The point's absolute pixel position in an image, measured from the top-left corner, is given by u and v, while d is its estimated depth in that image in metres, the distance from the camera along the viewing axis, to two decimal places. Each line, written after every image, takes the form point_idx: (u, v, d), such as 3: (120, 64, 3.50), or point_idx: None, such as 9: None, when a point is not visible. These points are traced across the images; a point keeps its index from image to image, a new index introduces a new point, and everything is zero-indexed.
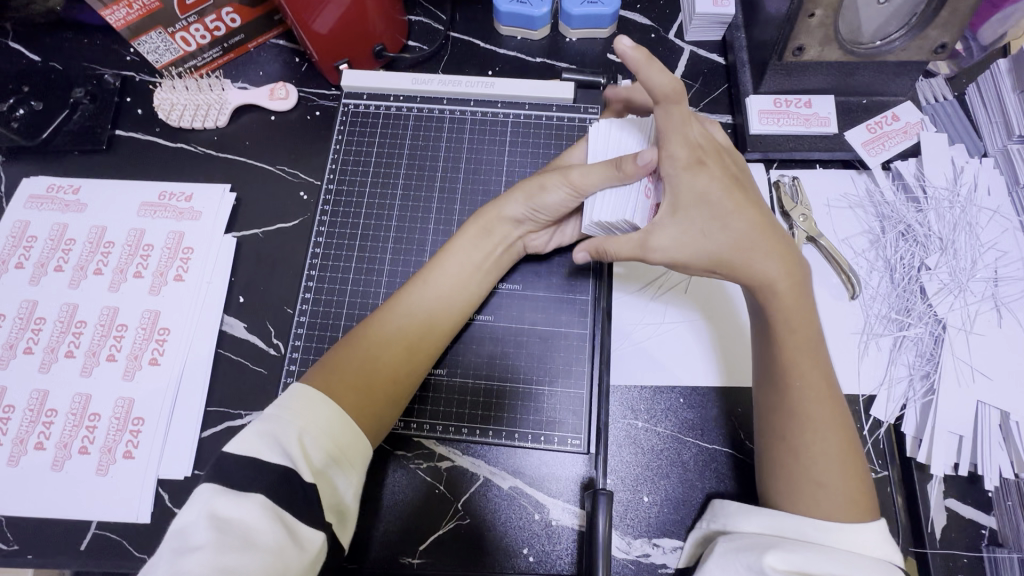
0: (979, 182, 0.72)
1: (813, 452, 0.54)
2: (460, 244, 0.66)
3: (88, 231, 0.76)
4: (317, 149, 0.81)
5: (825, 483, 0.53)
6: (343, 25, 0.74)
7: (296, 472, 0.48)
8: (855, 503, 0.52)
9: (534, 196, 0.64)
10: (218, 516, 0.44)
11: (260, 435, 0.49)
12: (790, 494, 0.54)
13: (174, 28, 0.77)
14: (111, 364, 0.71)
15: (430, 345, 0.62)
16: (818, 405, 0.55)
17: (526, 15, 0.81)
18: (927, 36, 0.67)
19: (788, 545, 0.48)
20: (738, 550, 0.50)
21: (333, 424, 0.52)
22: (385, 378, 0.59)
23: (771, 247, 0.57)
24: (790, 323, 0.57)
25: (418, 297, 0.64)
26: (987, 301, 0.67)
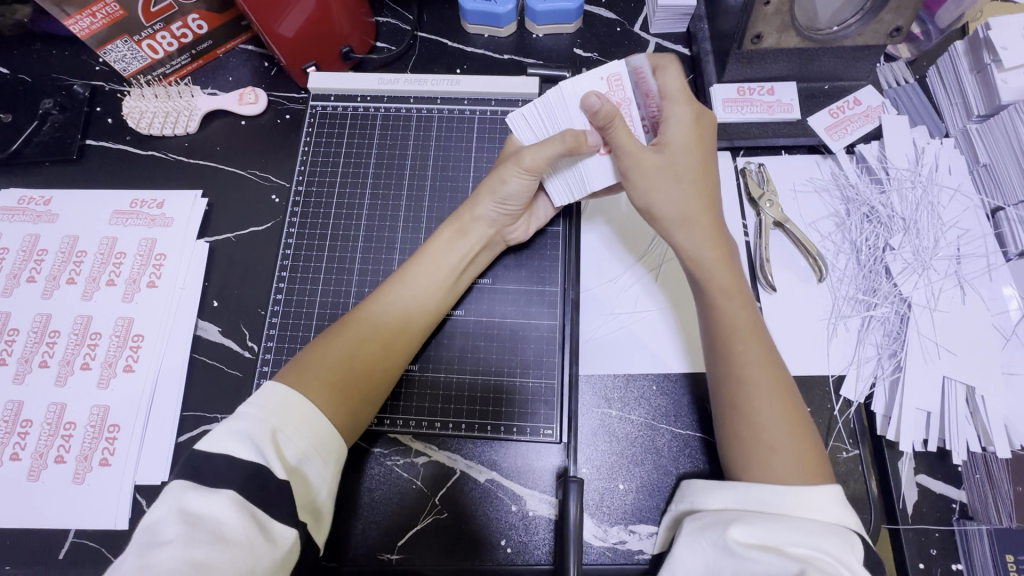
0: (940, 162, 0.74)
1: (763, 413, 0.55)
2: (436, 245, 0.67)
3: (60, 241, 0.76)
4: (287, 152, 0.81)
5: (777, 445, 0.54)
6: (309, 27, 0.74)
7: (269, 468, 0.48)
8: (806, 464, 0.52)
9: (495, 190, 0.66)
10: (189, 512, 0.44)
11: (232, 433, 0.49)
12: (748, 462, 0.54)
13: (141, 36, 0.77)
14: (85, 373, 0.71)
15: (404, 346, 0.63)
16: (766, 371, 0.57)
17: (491, 13, 0.82)
18: (882, 20, 0.68)
19: (751, 517, 0.48)
20: (703, 529, 0.49)
21: (312, 421, 0.52)
22: (362, 377, 0.59)
23: (713, 231, 0.63)
24: (726, 298, 0.61)
25: (392, 299, 0.64)
26: (950, 279, 0.69)
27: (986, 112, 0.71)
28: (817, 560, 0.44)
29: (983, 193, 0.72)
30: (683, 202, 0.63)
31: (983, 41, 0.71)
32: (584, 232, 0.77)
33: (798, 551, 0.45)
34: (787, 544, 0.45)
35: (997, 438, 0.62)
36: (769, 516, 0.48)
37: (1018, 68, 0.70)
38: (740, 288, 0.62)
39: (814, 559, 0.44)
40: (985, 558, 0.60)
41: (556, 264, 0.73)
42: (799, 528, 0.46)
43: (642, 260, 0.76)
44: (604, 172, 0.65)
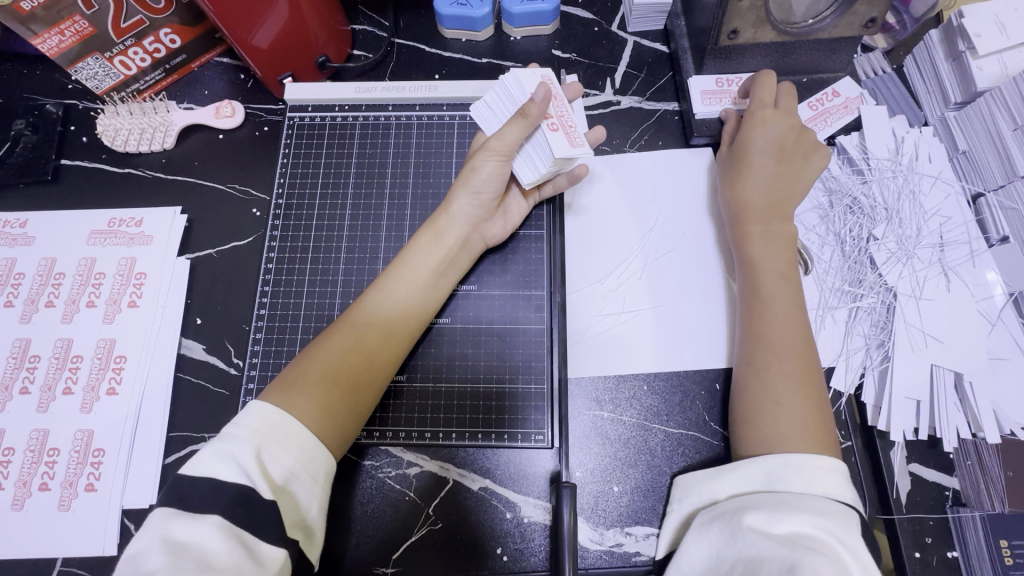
0: (920, 151, 0.74)
1: (779, 380, 0.58)
2: (415, 251, 0.66)
3: (37, 263, 0.75)
4: (267, 164, 0.80)
5: (782, 401, 0.57)
6: (283, 38, 0.73)
7: (255, 489, 0.47)
8: (811, 428, 0.55)
9: (469, 181, 0.66)
10: (173, 540, 0.43)
11: (217, 454, 0.48)
12: (756, 421, 0.57)
13: (112, 53, 0.76)
14: (68, 398, 0.69)
15: (385, 356, 0.62)
16: (787, 335, 0.60)
17: (467, 17, 0.81)
18: (856, 11, 0.68)
19: (760, 506, 0.49)
20: (712, 520, 0.51)
21: (296, 437, 0.52)
22: (347, 389, 0.58)
23: (774, 210, 0.66)
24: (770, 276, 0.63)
25: (376, 306, 0.63)
26: (934, 266, 0.69)
27: (963, 99, 0.71)
28: (818, 543, 0.44)
29: (963, 180, 0.72)
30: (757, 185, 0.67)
31: (957, 29, 0.71)
32: (567, 230, 0.76)
33: (802, 535, 0.45)
34: (791, 532, 0.45)
35: (987, 423, 0.62)
36: (777, 503, 0.49)
37: (993, 54, 0.69)
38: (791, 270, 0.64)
39: (815, 540, 0.44)
40: (980, 546, 0.59)
41: (541, 268, 0.73)
42: (806, 508, 0.47)
43: (626, 260, 0.75)
44: (564, 143, 0.60)
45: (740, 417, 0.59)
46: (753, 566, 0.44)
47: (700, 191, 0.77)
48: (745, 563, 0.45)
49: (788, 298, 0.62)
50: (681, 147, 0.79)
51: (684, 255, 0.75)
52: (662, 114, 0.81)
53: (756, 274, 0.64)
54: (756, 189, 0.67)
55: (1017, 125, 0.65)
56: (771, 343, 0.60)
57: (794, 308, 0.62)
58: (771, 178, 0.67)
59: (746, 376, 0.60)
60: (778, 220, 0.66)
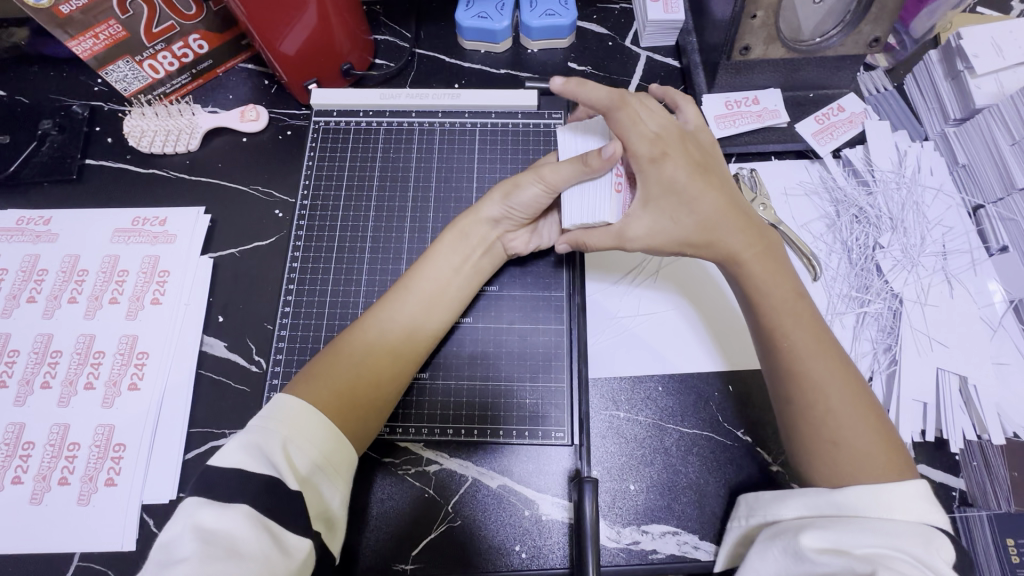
0: (922, 164, 0.77)
1: (829, 405, 0.56)
2: (441, 251, 0.68)
3: (61, 260, 0.76)
4: (289, 168, 0.82)
5: (840, 440, 0.54)
6: (310, 45, 0.76)
7: (281, 480, 0.48)
8: (879, 452, 0.54)
9: (510, 195, 0.68)
10: (203, 528, 0.44)
11: (243, 445, 0.49)
12: (815, 464, 0.55)
13: (142, 56, 0.78)
14: (89, 393, 0.70)
15: (406, 351, 0.63)
16: (815, 355, 0.58)
17: (487, 29, 0.84)
18: (861, 31, 0.72)
19: (825, 523, 0.48)
20: (773, 538, 0.51)
21: (319, 431, 0.52)
22: (370, 383, 0.59)
23: (742, 219, 0.64)
24: (772, 292, 0.61)
25: (400, 305, 0.64)
26: (938, 274, 0.71)
27: (962, 116, 0.75)
28: (887, 558, 0.44)
29: (964, 193, 0.76)
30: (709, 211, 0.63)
31: (955, 50, 0.74)
32: None
33: (878, 554, 0.45)
34: (859, 546, 0.46)
35: (991, 425, 0.65)
36: (845, 521, 0.48)
37: (990, 73, 0.73)
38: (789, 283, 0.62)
39: (890, 558, 0.44)
40: (986, 544, 0.61)
41: (557, 271, 0.74)
42: (875, 529, 0.47)
43: (641, 264, 0.77)
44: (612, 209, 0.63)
45: (802, 458, 0.57)
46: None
47: None
48: None
49: (799, 316, 0.60)
50: None
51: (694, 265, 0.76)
52: None
53: (758, 306, 0.62)
54: (675, 173, 0.62)
55: (1015, 140, 0.69)
56: (803, 379, 0.57)
57: (817, 332, 0.59)
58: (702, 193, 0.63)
59: (788, 415, 0.58)
60: (745, 226, 0.64)
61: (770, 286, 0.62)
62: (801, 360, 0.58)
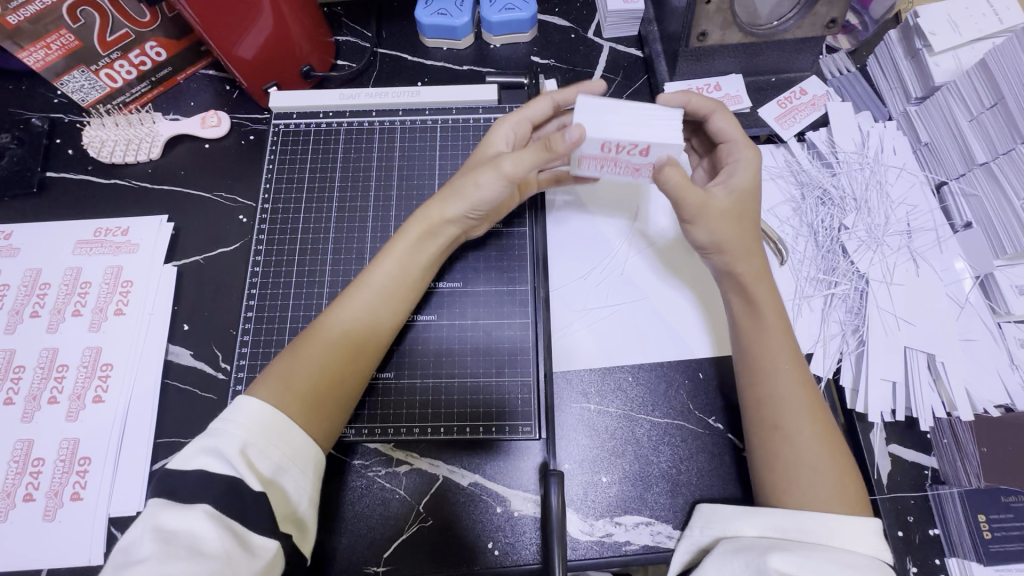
0: (884, 144, 0.77)
1: (803, 436, 0.56)
2: (403, 247, 0.65)
3: (22, 274, 0.75)
4: (253, 172, 0.82)
5: (817, 472, 0.55)
6: (267, 49, 0.75)
7: (243, 482, 0.47)
8: (843, 491, 0.54)
9: (471, 195, 0.64)
10: (163, 528, 0.43)
11: (205, 450, 0.48)
12: (787, 486, 0.55)
13: (98, 66, 0.77)
14: (53, 407, 0.69)
15: (367, 351, 0.62)
16: (800, 390, 0.58)
17: (447, 25, 0.84)
18: (818, 12, 0.71)
19: (789, 547, 0.49)
20: (738, 550, 0.50)
21: (291, 440, 0.52)
22: (330, 382, 0.58)
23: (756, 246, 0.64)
24: (771, 316, 0.62)
25: (358, 300, 0.63)
26: (903, 253, 0.71)
27: (923, 94, 0.75)
28: None
29: (927, 170, 0.75)
30: (738, 235, 0.63)
31: (913, 28, 0.74)
32: (549, 238, 0.78)
33: None
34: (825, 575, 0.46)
35: (960, 403, 0.64)
36: (809, 547, 0.49)
37: (947, 52, 0.72)
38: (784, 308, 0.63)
39: None
40: (959, 521, 0.61)
41: (525, 264, 0.74)
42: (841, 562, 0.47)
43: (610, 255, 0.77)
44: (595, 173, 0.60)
45: (765, 480, 0.57)
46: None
47: None
48: None
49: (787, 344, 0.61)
50: None
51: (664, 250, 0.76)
52: None
53: (761, 347, 0.61)
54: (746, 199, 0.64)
55: (973, 116, 0.69)
56: (782, 404, 0.58)
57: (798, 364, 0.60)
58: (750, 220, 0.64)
59: (761, 438, 0.58)
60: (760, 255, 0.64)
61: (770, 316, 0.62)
62: (788, 390, 0.58)
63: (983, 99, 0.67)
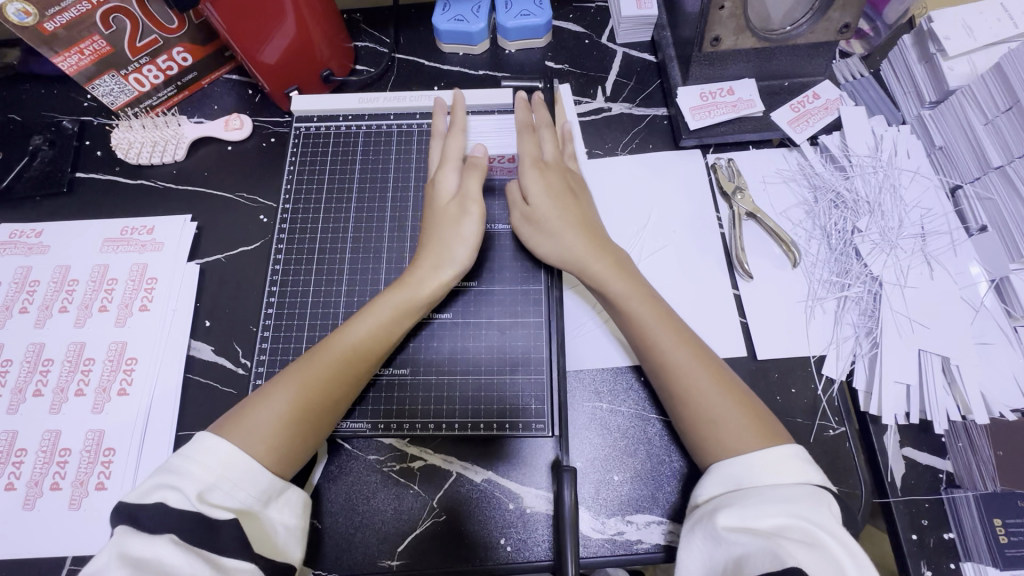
0: (898, 147, 0.77)
1: (702, 399, 0.58)
2: (408, 277, 0.67)
3: (52, 271, 0.78)
4: (274, 173, 0.84)
5: (717, 418, 0.57)
6: (290, 54, 0.78)
7: (206, 514, 0.49)
8: (749, 427, 0.56)
9: (440, 193, 0.71)
10: (130, 555, 0.46)
11: (160, 486, 0.50)
12: (700, 446, 0.58)
13: (127, 70, 0.80)
14: (79, 399, 0.71)
15: (331, 393, 0.60)
16: (683, 354, 0.61)
17: (464, 32, 0.86)
18: (831, 18, 0.72)
19: (732, 500, 0.51)
20: (693, 527, 0.53)
21: (239, 468, 0.53)
22: (318, 403, 0.60)
23: (581, 228, 0.69)
24: (617, 284, 0.66)
25: (355, 327, 0.64)
26: (917, 256, 0.71)
27: (937, 98, 0.75)
28: (792, 529, 0.47)
29: (941, 174, 0.76)
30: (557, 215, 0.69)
31: (926, 33, 0.74)
32: None
33: (779, 527, 0.48)
34: (763, 519, 0.49)
35: (975, 406, 0.64)
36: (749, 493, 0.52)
37: (962, 56, 0.73)
38: (628, 269, 0.67)
39: (795, 530, 0.47)
40: (974, 525, 0.60)
41: (540, 262, 0.75)
42: (774, 498, 0.50)
43: None
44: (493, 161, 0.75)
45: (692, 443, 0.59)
46: (739, 565, 0.46)
47: (691, 191, 0.79)
48: (734, 558, 0.47)
49: (646, 303, 0.65)
50: (670, 149, 0.82)
51: (677, 251, 0.76)
52: (652, 119, 0.84)
53: (628, 315, 0.64)
54: (552, 179, 0.71)
55: (988, 120, 0.69)
56: (674, 375, 0.60)
57: (668, 323, 0.63)
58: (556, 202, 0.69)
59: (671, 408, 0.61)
60: (586, 232, 0.68)
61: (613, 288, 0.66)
62: (675, 357, 0.61)
63: (998, 104, 0.67)
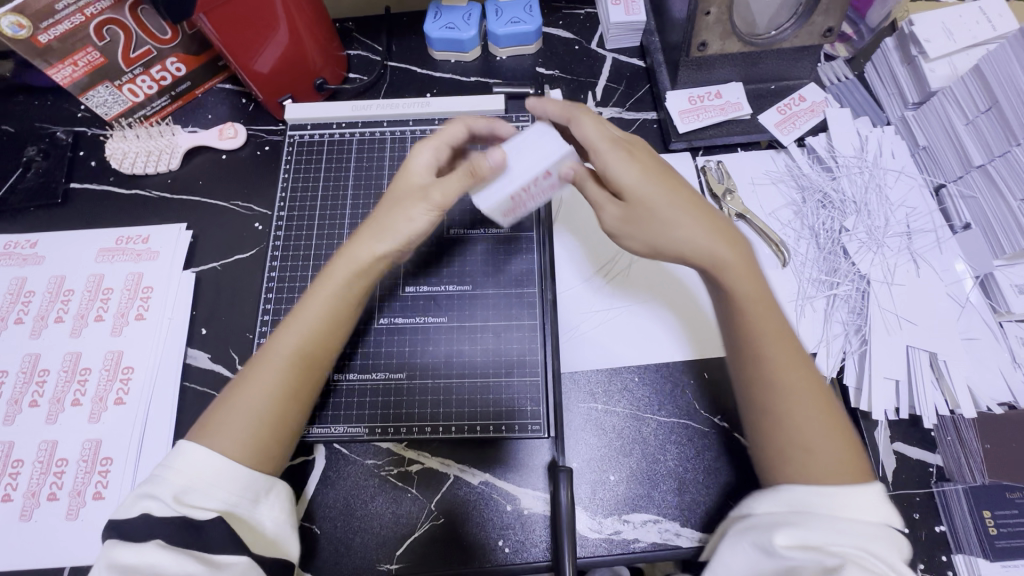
0: (883, 148, 0.79)
1: (798, 420, 0.55)
2: (338, 271, 0.62)
3: (47, 282, 0.78)
4: (268, 181, 0.85)
5: (813, 447, 0.54)
6: (284, 63, 0.79)
7: (193, 518, 0.49)
8: (844, 463, 0.53)
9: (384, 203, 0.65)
10: (119, 563, 0.47)
11: (140, 496, 0.51)
12: (780, 466, 0.55)
13: (121, 81, 0.80)
14: (76, 409, 0.71)
15: (291, 390, 0.58)
16: (789, 368, 0.57)
17: (455, 39, 0.87)
18: (814, 22, 0.73)
19: (800, 519, 0.49)
20: (744, 531, 0.51)
21: (208, 474, 0.53)
22: (273, 402, 0.57)
23: (699, 214, 0.60)
24: (744, 279, 0.59)
25: (293, 320, 0.61)
26: (903, 254, 0.73)
27: (920, 100, 0.77)
28: (857, 557, 0.46)
29: (926, 173, 0.77)
30: (654, 194, 0.60)
31: (909, 36, 0.76)
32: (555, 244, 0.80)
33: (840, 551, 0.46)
34: (830, 544, 0.47)
35: (963, 400, 0.65)
36: (814, 514, 0.49)
37: (943, 58, 0.74)
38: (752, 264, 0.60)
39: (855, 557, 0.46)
40: (965, 518, 0.62)
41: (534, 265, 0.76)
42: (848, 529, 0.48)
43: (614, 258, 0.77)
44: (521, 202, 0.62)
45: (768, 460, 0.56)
46: None
47: None
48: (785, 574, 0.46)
49: (764, 307, 0.59)
50: (660, 152, 0.83)
51: None
52: (642, 123, 0.85)
53: (737, 309, 0.59)
54: (647, 164, 0.62)
55: (969, 120, 0.70)
56: (772, 389, 0.56)
57: (781, 337, 0.58)
58: (647, 185, 0.61)
59: (760, 422, 0.57)
60: (701, 220, 0.60)
61: (738, 286, 0.59)
62: (774, 374, 0.57)
63: (978, 105, 0.68)
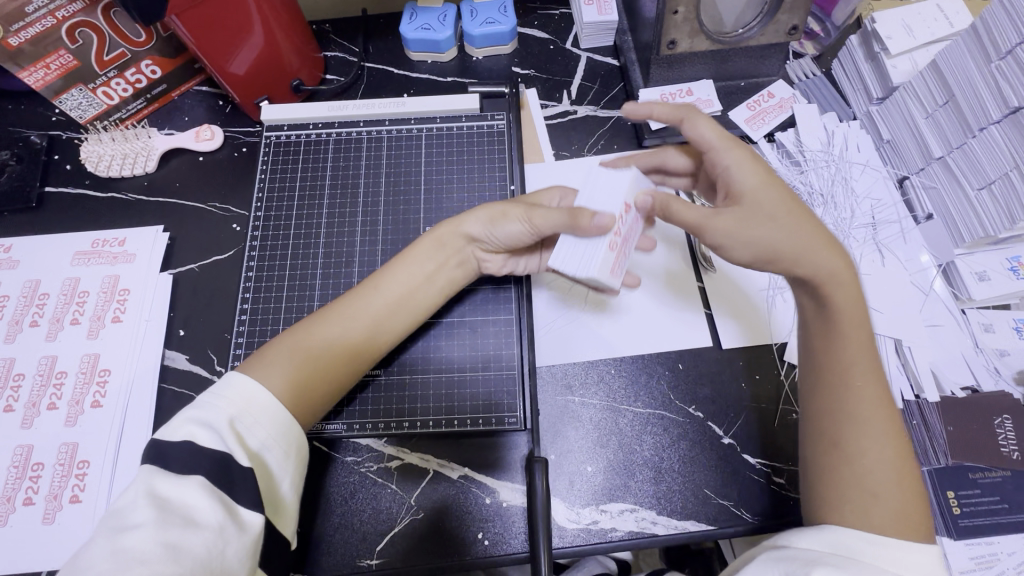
0: (849, 142, 0.81)
1: (870, 461, 0.54)
2: (416, 256, 0.68)
3: (22, 286, 0.77)
4: (245, 182, 0.85)
5: (879, 493, 0.52)
6: (259, 65, 0.79)
7: (233, 456, 0.48)
8: (908, 521, 0.51)
9: (495, 219, 0.66)
10: (157, 494, 0.45)
11: (191, 421, 0.50)
12: (834, 505, 0.53)
13: (96, 84, 0.80)
14: (52, 413, 0.71)
15: (341, 369, 0.61)
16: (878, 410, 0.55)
17: (432, 40, 0.88)
18: (779, 20, 0.75)
19: (839, 563, 0.46)
20: (778, 559, 0.48)
21: (265, 406, 0.53)
22: (325, 371, 0.60)
23: (827, 243, 0.57)
24: (850, 289, 0.57)
25: (365, 301, 0.64)
26: (869, 244, 0.75)
27: (883, 95, 0.79)
28: None
29: (890, 165, 0.80)
30: (773, 210, 0.57)
31: (871, 33, 0.78)
32: None
33: None
34: None
35: (926, 384, 0.67)
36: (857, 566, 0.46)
37: (905, 54, 0.76)
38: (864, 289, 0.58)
39: None
40: (929, 499, 0.63)
41: None
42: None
43: None
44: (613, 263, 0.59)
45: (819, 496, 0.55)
46: None
47: None
48: None
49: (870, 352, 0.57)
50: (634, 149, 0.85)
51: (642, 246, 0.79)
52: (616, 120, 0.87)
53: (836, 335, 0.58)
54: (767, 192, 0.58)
55: (928, 113, 0.72)
56: (859, 427, 0.55)
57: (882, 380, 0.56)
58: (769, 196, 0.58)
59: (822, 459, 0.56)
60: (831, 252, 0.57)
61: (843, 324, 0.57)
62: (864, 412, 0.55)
63: (936, 98, 0.70)
